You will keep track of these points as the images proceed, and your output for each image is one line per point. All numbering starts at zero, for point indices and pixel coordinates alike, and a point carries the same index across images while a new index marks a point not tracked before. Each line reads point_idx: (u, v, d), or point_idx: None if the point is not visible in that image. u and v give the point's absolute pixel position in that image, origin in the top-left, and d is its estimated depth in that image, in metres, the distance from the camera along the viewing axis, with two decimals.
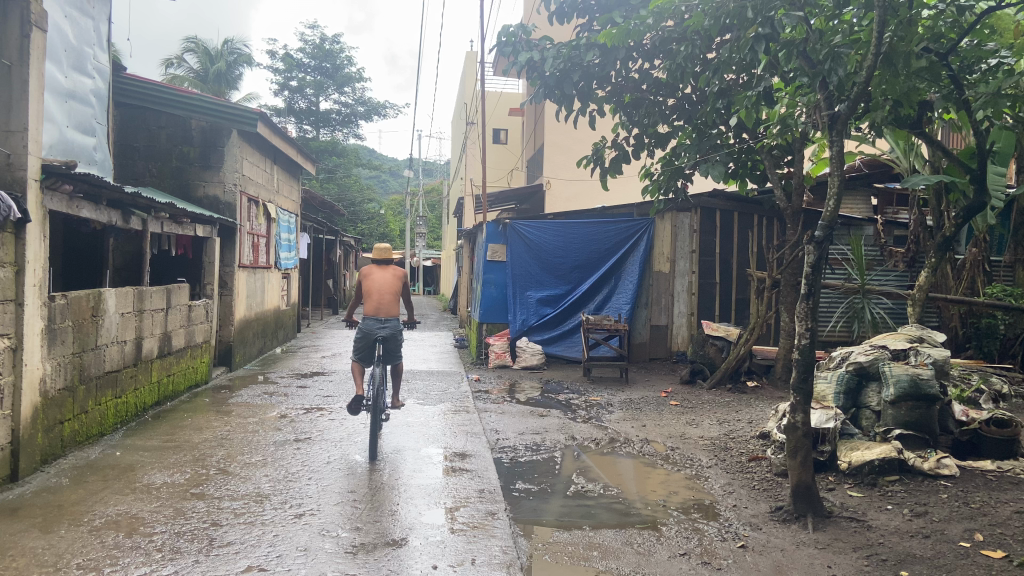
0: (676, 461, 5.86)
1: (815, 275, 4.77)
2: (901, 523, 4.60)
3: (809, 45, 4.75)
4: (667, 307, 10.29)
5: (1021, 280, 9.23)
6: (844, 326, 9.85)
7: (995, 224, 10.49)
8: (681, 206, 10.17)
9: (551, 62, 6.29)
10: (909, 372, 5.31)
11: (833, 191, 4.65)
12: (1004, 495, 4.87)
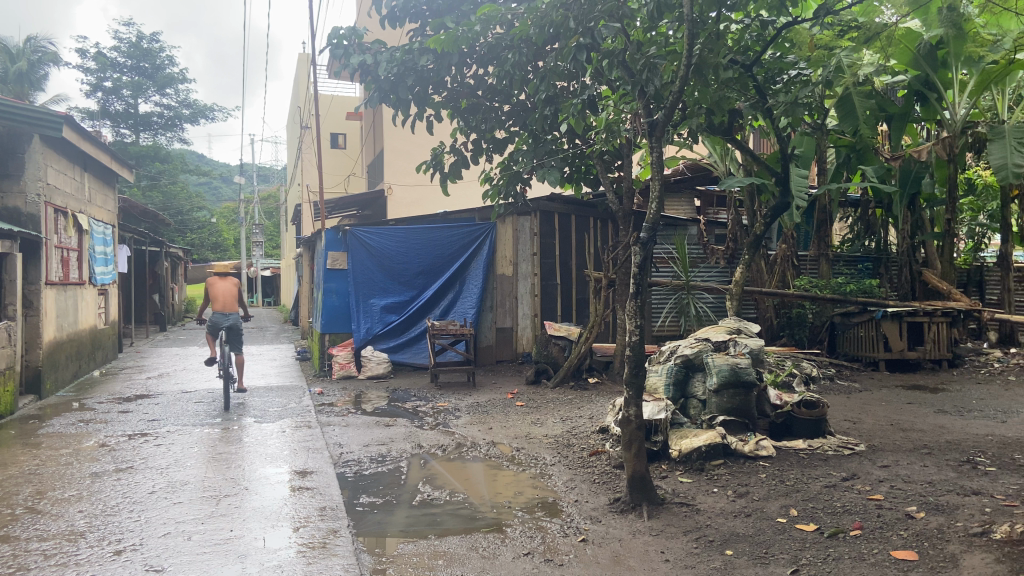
0: (522, 461, 5.95)
1: (642, 274, 5.02)
2: (728, 504, 4.92)
3: (628, 55, 5.02)
4: (511, 310, 10.48)
5: (823, 274, 10.23)
6: (673, 320, 10.40)
7: (800, 222, 11.59)
8: (522, 211, 10.37)
9: (384, 66, 6.19)
10: (729, 362, 5.73)
11: (654, 194, 4.92)
12: (814, 470, 5.34)
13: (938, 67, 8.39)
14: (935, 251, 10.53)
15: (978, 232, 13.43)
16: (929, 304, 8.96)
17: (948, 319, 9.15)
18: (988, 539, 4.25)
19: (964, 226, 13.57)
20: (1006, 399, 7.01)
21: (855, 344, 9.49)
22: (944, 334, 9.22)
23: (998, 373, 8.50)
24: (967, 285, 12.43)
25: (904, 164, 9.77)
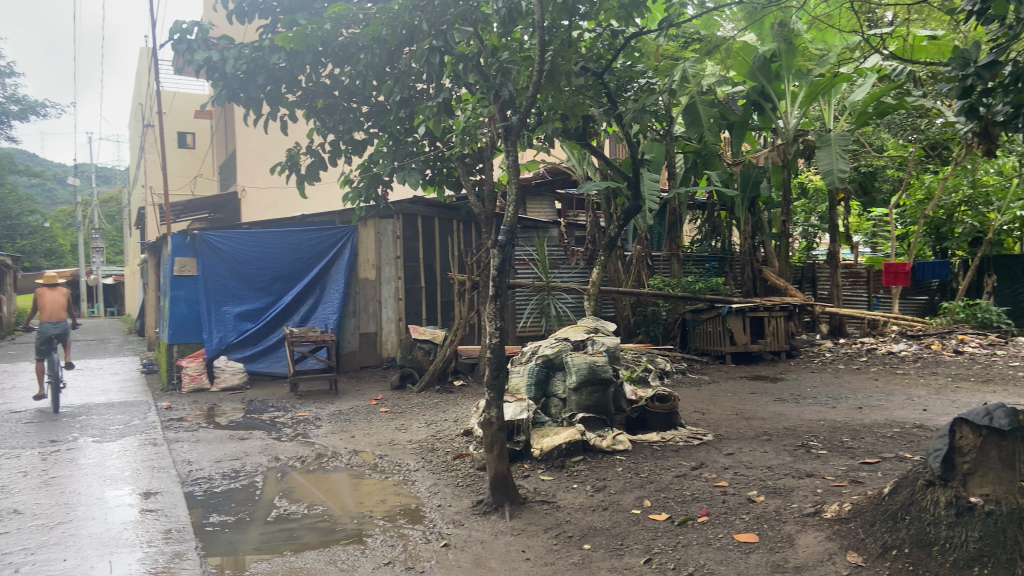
0: (384, 469, 5.86)
1: (501, 277, 5.07)
2: (586, 499, 5.06)
3: (481, 60, 5.08)
4: (374, 314, 10.35)
5: (675, 273, 10.72)
6: (534, 320, 10.70)
7: (654, 224, 12.15)
8: (384, 213, 10.35)
9: (232, 62, 5.89)
10: (587, 360, 5.91)
11: (510, 197, 4.99)
12: (666, 461, 5.59)
13: (772, 78, 9.17)
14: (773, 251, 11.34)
15: (810, 233, 14.40)
16: (768, 300, 9.65)
17: (786, 312, 9.83)
18: (819, 518, 4.63)
19: (799, 227, 14.52)
20: (835, 385, 7.64)
21: (705, 338, 10.05)
22: (783, 327, 9.88)
23: (829, 362, 9.27)
24: (802, 281, 13.40)
25: (744, 169, 10.48)
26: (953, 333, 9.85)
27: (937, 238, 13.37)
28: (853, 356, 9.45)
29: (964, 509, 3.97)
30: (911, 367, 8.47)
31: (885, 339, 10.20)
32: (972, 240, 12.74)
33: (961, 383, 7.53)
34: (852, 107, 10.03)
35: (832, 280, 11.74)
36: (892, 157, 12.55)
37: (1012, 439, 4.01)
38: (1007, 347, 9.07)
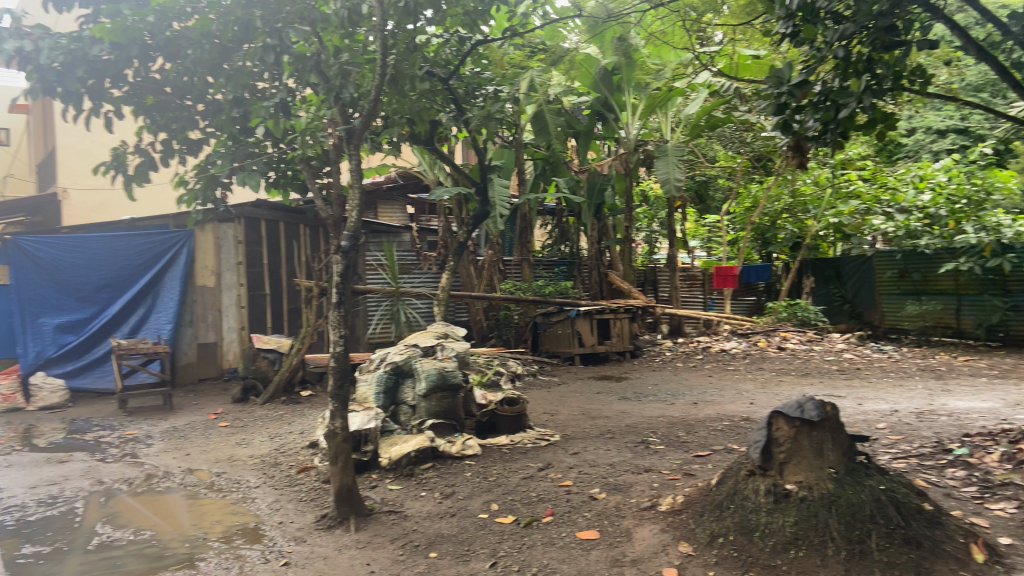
0: (222, 487, 5.55)
1: (344, 284, 4.93)
2: (434, 507, 5.04)
3: (321, 61, 4.96)
4: (214, 323, 9.81)
5: (526, 277, 10.97)
6: (383, 326, 10.63)
7: (505, 229, 12.38)
8: (223, 216, 9.87)
9: (47, 53, 5.37)
10: (437, 367, 5.91)
11: (353, 203, 4.93)
12: (514, 464, 5.68)
13: (614, 90, 9.73)
14: (618, 256, 11.97)
15: (649, 238, 15.14)
16: (613, 302, 10.06)
17: (630, 314, 10.27)
18: (655, 511, 4.88)
19: (642, 233, 15.15)
20: (673, 383, 8.08)
21: (553, 341, 10.29)
22: (627, 329, 10.33)
23: (669, 360, 9.80)
24: (644, 284, 14.03)
25: (589, 177, 10.95)
26: (776, 331, 10.62)
27: (763, 242, 14.39)
28: (690, 354, 10.02)
29: (781, 496, 4.39)
30: (740, 364, 9.08)
31: (719, 337, 10.88)
32: (793, 245, 13.85)
33: (784, 377, 8.18)
34: (687, 120, 10.71)
35: (671, 282, 12.45)
36: (723, 169, 13.44)
37: (821, 429, 4.41)
38: (823, 343, 9.92)
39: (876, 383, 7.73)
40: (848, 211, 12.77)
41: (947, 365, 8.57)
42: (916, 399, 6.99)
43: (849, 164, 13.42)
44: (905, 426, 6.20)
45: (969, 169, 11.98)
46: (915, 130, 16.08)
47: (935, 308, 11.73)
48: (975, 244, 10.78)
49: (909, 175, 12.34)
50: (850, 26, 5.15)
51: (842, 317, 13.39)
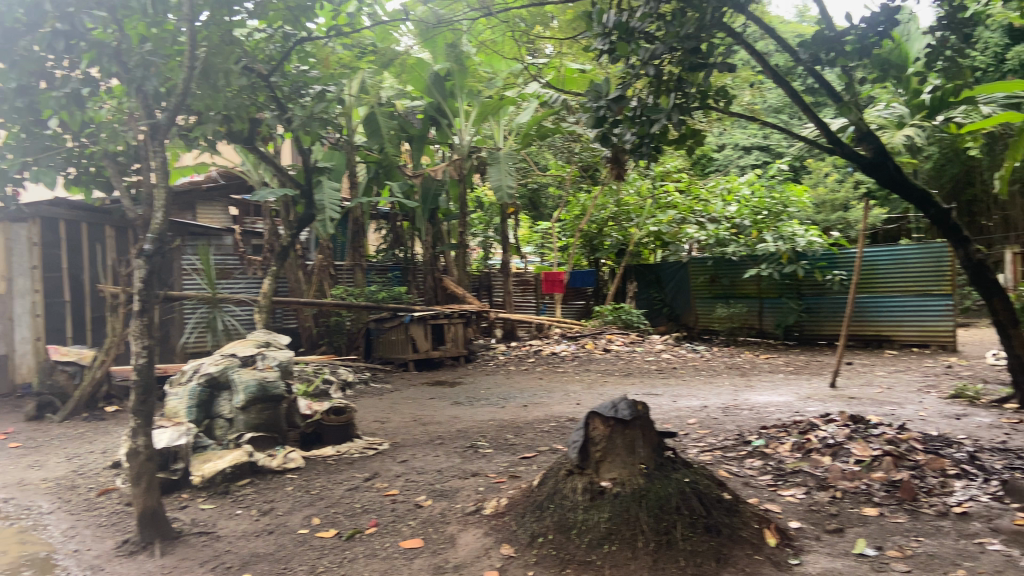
0: (8, 515, 4.98)
1: (146, 290, 4.54)
2: (250, 525, 4.77)
3: (120, 49, 4.59)
4: (4, 334, 8.91)
5: (358, 283, 10.90)
6: (200, 335, 10.07)
7: (335, 232, 12.32)
8: (14, 216, 8.94)
9: None
10: (256, 378, 5.75)
11: (160, 204, 4.62)
12: (338, 476, 5.54)
13: (446, 96, 10.03)
14: (452, 261, 12.30)
15: (485, 243, 15.42)
16: (447, 307, 10.25)
17: (464, 320, 10.56)
18: (479, 516, 4.92)
19: (478, 238, 15.53)
20: (504, 386, 8.23)
21: (387, 347, 10.12)
22: (461, 334, 10.60)
23: (501, 363, 9.99)
24: (479, 289, 14.34)
25: (424, 182, 10.93)
26: (602, 333, 11.16)
27: (591, 249, 14.80)
28: (522, 358, 10.25)
29: (597, 493, 4.56)
30: (569, 365, 9.42)
31: (551, 341, 11.27)
32: (617, 252, 14.61)
33: (608, 377, 8.58)
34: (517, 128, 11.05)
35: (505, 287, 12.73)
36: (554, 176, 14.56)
37: (633, 427, 4.66)
38: (644, 344, 10.52)
39: (689, 380, 8.28)
40: (667, 220, 13.31)
41: (751, 362, 9.35)
42: (722, 394, 7.56)
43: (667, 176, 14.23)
44: (713, 420, 6.68)
45: (769, 182, 13.05)
46: (724, 146, 17.80)
47: (741, 311, 12.81)
48: (775, 252, 11.83)
49: (720, 188, 13.07)
50: (659, 47, 5.48)
51: (661, 320, 14.27)
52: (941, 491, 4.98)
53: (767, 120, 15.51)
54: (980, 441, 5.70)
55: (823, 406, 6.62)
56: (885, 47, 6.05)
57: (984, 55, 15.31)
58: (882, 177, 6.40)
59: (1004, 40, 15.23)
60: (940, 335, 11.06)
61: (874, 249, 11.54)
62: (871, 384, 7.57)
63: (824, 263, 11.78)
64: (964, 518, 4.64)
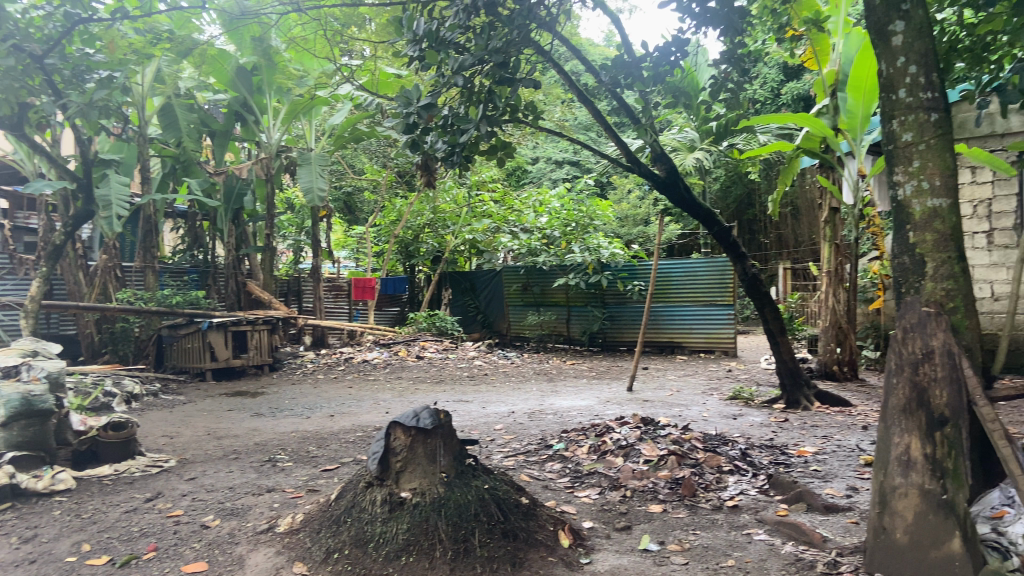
0: None
1: None
2: (7, 554, 4.21)
3: None
4: None
5: (151, 285, 10.19)
6: None
7: (123, 232, 11.63)
8: None
9: None
10: (19, 392, 5.11)
11: None
12: (117, 497, 5.07)
13: (254, 91, 10.32)
14: (258, 264, 11.95)
15: (296, 246, 14.87)
16: (251, 314, 9.84)
17: (268, 326, 10.19)
18: (272, 533, 4.67)
19: (288, 241, 15.03)
20: (311, 396, 7.98)
21: (181, 355, 9.54)
22: (266, 341, 10.19)
23: (310, 371, 9.68)
24: (288, 293, 13.77)
25: (227, 180, 11.09)
26: (416, 341, 11.23)
27: (406, 255, 15.13)
28: (332, 365, 9.97)
29: (395, 504, 4.45)
30: (380, 373, 9.30)
31: (363, 348, 11.13)
32: (433, 258, 14.86)
33: (419, 385, 8.57)
34: (331, 130, 11.35)
35: (315, 293, 12.41)
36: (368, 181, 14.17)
37: (434, 436, 4.61)
38: (457, 351, 10.70)
39: (498, 386, 8.47)
40: (482, 229, 13.76)
41: (557, 367, 9.74)
42: (529, 399, 7.80)
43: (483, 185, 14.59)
44: (518, 425, 6.86)
45: (578, 196, 13.67)
46: (538, 158, 19.40)
47: (550, 318, 13.35)
48: (581, 262, 12.41)
49: (531, 200, 13.71)
50: (467, 58, 5.56)
51: (474, 327, 14.58)
52: (716, 487, 5.43)
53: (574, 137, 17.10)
54: (751, 438, 6.29)
55: (619, 409, 7.02)
56: (677, 76, 6.53)
57: (764, 90, 17.17)
58: (673, 195, 6.96)
59: (779, 76, 17.27)
60: (722, 341, 12.13)
61: (667, 263, 12.40)
62: (663, 387, 8.14)
63: (626, 273, 12.45)
64: (735, 511, 5.08)
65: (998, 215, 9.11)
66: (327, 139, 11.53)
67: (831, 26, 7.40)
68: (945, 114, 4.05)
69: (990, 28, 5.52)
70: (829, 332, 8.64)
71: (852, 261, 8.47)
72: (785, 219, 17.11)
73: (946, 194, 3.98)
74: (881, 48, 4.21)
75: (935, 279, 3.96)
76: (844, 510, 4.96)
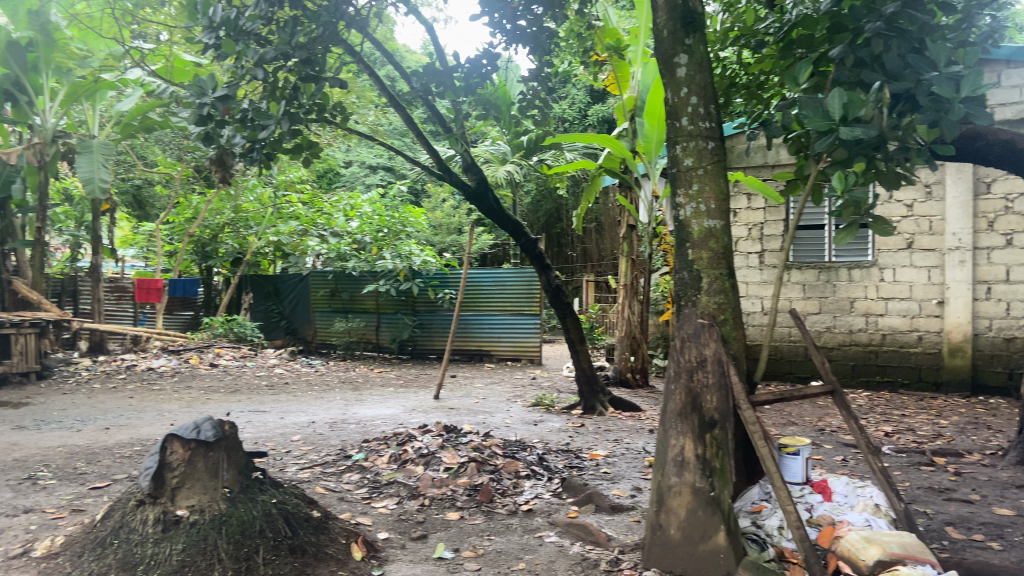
0: None
1: None
2: None
3: None
4: None
5: None
6: None
7: None
8: None
9: None
10: None
11: None
12: None
13: (26, 68, 9.39)
14: (27, 260, 10.71)
15: (75, 243, 13.43)
16: (15, 315, 8.78)
17: (36, 331, 9.15)
18: (25, 559, 4.15)
19: (66, 235, 13.57)
20: (84, 407, 7.24)
21: None
22: (33, 346, 9.10)
23: (84, 380, 8.78)
24: (61, 294, 12.77)
25: None
26: (209, 350, 10.51)
27: (203, 255, 14.35)
28: (112, 374, 9.11)
29: (170, 524, 4.07)
30: (168, 382, 8.62)
31: (149, 355, 10.34)
32: (233, 260, 14.32)
33: (212, 395, 8.08)
34: (117, 116, 10.66)
35: (95, 294, 11.33)
36: (160, 173, 12.77)
37: (217, 449, 4.25)
38: (255, 359, 10.21)
39: (300, 396, 8.19)
40: (287, 231, 13.32)
41: (363, 376, 9.59)
42: (331, 409, 7.61)
43: (290, 186, 13.87)
44: (318, 436, 6.67)
45: (390, 202, 13.56)
46: (351, 162, 19.45)
47: (359, 326, 13.19)
48: (392, 269, 12.40)
49: (341, 204, 13.43)
50: (269, 51, 5.34)
51: (278, 333, 14.11)
52: (513, 492, 5.55)
53: (389, 142, 17.54)
54: (549, 443, 6.52)
55: (424, 417, 7.01)
56: (488, 88, 6.71)
57: (573, 110, 18.07)
58: (482, 206, 7.08)
59: (587, 99, 18.33)
60: (528, 350, 12.61)
61: (478, 272, 12.59)
62: (469, 395, 8.24)
63: (437, 282, 12.77)
64: (529, 515, 5.22)
65: (768, 238, 10.19)
66: (114, 127, 10.72)
67: (630, 56, 8.00)
68: (720, 143, 4.44)
69: (762, 69, 6.08)
70: (624, 342, 9.21)
71: (646, 276, 9.10)
72: (589, 233, 17.98)
73: (720, 216, 4.36)
74: (668, 78, 4.52)
75: (709, 293, 4.33)
76: (629, 509, 5.26)
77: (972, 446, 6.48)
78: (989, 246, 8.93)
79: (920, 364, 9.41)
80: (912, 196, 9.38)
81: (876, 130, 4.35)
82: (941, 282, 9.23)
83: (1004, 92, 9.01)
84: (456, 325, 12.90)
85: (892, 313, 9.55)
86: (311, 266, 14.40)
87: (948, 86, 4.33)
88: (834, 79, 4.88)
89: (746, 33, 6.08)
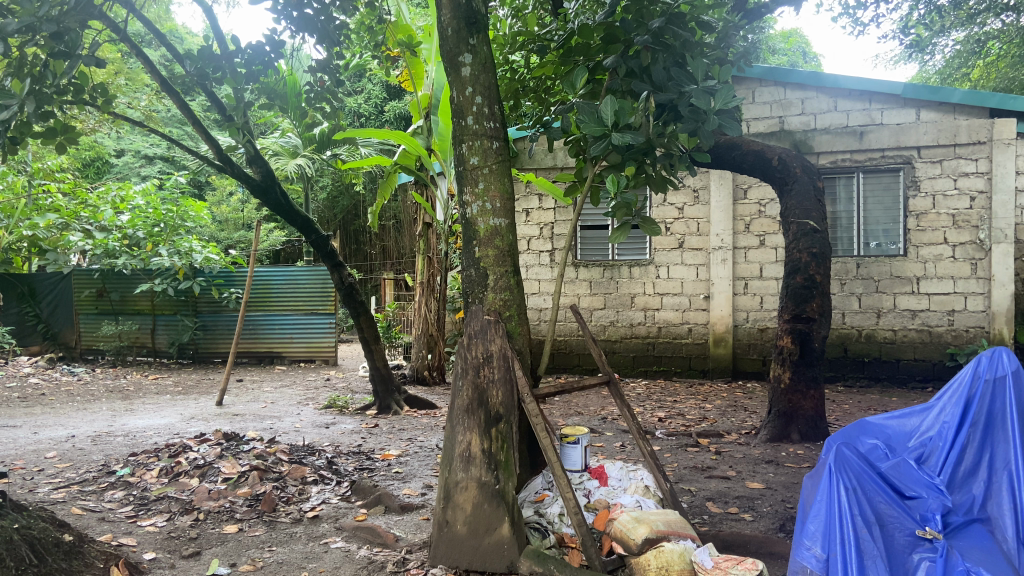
0: None
1: None
2: None
3: None
4: None
5: None
6: None
7: None
8: None
9: None
10: None
11: None
12: None
13: None
14: None
15: None
16: None
17: None
18: None
19: None
20: None
21: None
22: None
23: None
24: None
25: None
26: None
27: None
28: None
29: None
30: None
31: None
32: None
33: None
34: None
35: None
36: None
37: None
38: (5, 369, 9.07)
39: (57, 408, 7.40)
40: (44, 225, 11.71)
41: (135, 383, 8.86)
42: (96, 421, 6.95)
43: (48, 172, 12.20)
44: (76, 451, 6.04)
45: (166, 194, 12.69)
46: (124, 151, 18.37)
47: (131, 329, 12.42)
48: (170, 267, 11.87)
49: (109, 195, 12.24)
50: (12, 22, 4.65)
51: (32, 341, 12.80)
52: (297, 499, 5.31)
53: (166, 129, 16.63)
54: (339, 446, 6.37)
55: (203, 426, 6.58)
56: (272, 77, 6.37)
57: (368, 105, 17.99)
58: (268, 200, 6.76)
59: (383, 94, 18.31)
60: (322, 351, 12.27)
61: (267, 270, 12.08)
62: (256, 400, 7.84)
63: (221, 280, 12.42)
64: (314, 522, 5.01)
65: (558, 237, 10.67)
66: None
67: (424, 53, 8.00)
68: (504, 143, 4.50)
69: (544, 72, 6.29)
70: (420, 340, 9.31)
71: (442, 273, 9.18)
72: (387, 230, 17.95)
73: (505, 214, 4.44)
74: (453, 76, 4.47)
75: (495, 290, 4.40)
76: (417, 507, 5.22)
77: (730, 427, 7.18)
78: (747, 245, 9.92)
79: (690, 354, 10.27)
80: (682, 200, 10.23)
81: (644, 137, 4.62)
82: (706, 279, 10.13)
83: (758, 107, 10.08)
84: (243, 325, 12.29)
85: (667, 307, 10.36)
86: (71, 264, 13.29)
87: (704, 98, 4.55)
88: (608, 87, 5.14)
89: (530, 37, 6.26)
